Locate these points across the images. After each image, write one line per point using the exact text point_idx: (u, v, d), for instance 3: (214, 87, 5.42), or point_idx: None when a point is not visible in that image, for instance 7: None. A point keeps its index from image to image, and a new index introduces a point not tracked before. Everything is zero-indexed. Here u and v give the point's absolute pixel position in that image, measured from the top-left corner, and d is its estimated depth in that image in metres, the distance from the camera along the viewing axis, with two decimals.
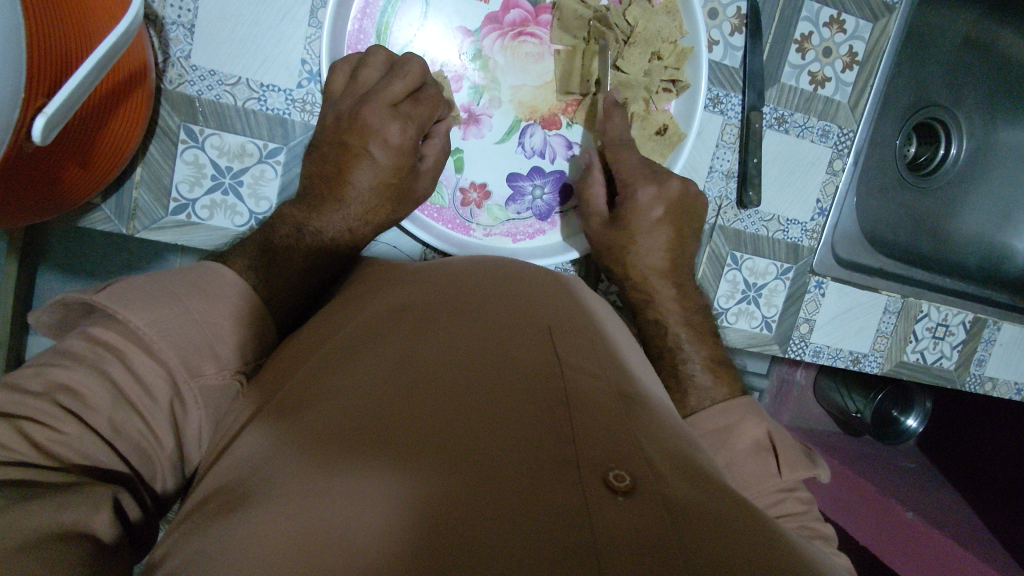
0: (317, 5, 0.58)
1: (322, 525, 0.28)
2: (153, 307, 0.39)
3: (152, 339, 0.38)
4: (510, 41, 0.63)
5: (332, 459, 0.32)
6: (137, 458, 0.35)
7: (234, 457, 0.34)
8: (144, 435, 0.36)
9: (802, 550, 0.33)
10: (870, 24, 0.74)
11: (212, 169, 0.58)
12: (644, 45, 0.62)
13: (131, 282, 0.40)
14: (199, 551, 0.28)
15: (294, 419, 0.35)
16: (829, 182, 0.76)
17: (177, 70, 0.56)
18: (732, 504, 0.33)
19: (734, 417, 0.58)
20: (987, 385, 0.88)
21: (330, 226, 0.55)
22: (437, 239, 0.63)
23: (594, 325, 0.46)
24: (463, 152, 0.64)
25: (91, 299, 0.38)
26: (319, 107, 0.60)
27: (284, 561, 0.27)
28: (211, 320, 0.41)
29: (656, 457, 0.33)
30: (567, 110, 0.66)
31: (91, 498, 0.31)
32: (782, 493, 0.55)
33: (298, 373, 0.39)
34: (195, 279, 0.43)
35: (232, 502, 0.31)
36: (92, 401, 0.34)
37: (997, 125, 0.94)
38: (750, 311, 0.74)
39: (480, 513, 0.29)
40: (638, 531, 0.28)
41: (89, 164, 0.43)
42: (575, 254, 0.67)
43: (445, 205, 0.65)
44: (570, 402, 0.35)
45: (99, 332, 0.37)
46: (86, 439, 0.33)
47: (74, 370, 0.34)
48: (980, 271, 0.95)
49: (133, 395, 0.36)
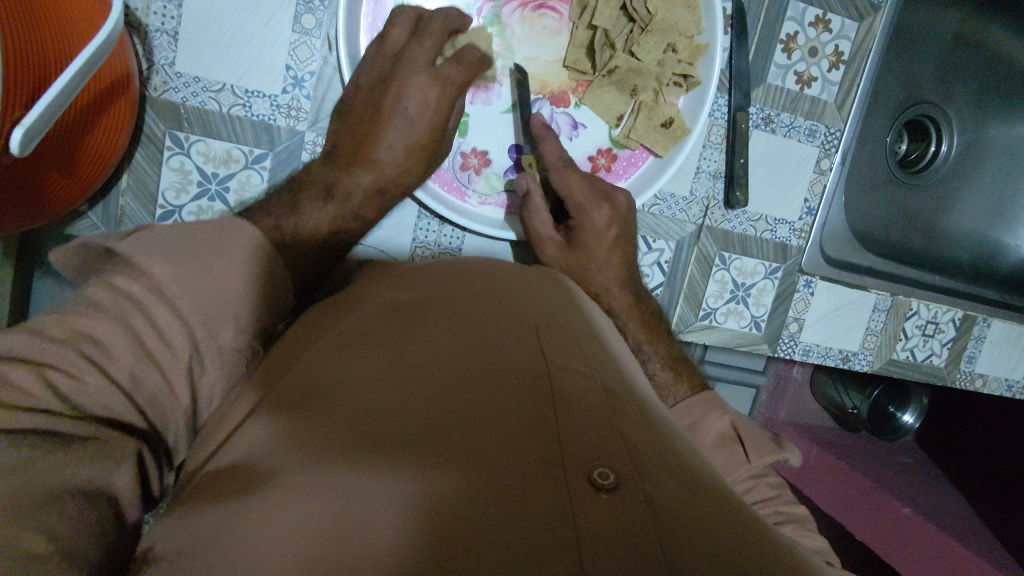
0: (300, 11, 0.58)
1: (318, 516, 0.29)
2: (176, 262, 0.39)
3: (174, 296, 0.38)
4: (529, 12, 0.63)
5: (328, 452, 0.32)
6: (152, 411, 0.37)
7: (234, 445, 0.35)
8: (162, 388, 0.37)
9: (787, 545, 0.33)
10: (856, 24, 0.74)
11: (198, 176, 0.58)
12: (660, 35, 0.62)
13: (153, 235, 0.40)
14: (194, 538, 0.29)
15: (296, 410, 0.35)
16: (816, 182, 0.76)
17: (161, 78, 0.56)
18: (714, 502, 0.33)
19: (696, 410, 0.61)
20: (977, 381, 0.90)
21: (360, 187, 0.55)
22: (433, 197, 0.63)
23: (584, 324, 0.45)
24: (469, 117, 0.64)
25: (113, 246, 0.39)
26: (305, 113, 0.60)
27: (281, 549, 0.27)
28: (229, 279, 0.41)
29: (642, 456, 0.33)
30: (578, 90, 0.66)
31: (110, 454, 0.33)
32: (750, 480, 0.57)
33: (298, 364, 0.39)
34: (215, 234, 0.42)
35: (230, 489, 0.31)
36: (111, 349, 0.35)
37: (987, 122, 0.94)
38: (739, 312, 0.75)
39: (471, 511, 0.29)
40: (621, 527, 0.29)
41: (72, 175, 0.44)
42: (510, 235, 0.66)
43: (444, 166, 0.64)
44: (558, 401, 0.35)
45: (124, 283, 0.37)
46: (102, 389, 0.34)
47: (99, 320, 0.35)
48: (971, 267, 0.95)
49: (157, 352, 0.37)
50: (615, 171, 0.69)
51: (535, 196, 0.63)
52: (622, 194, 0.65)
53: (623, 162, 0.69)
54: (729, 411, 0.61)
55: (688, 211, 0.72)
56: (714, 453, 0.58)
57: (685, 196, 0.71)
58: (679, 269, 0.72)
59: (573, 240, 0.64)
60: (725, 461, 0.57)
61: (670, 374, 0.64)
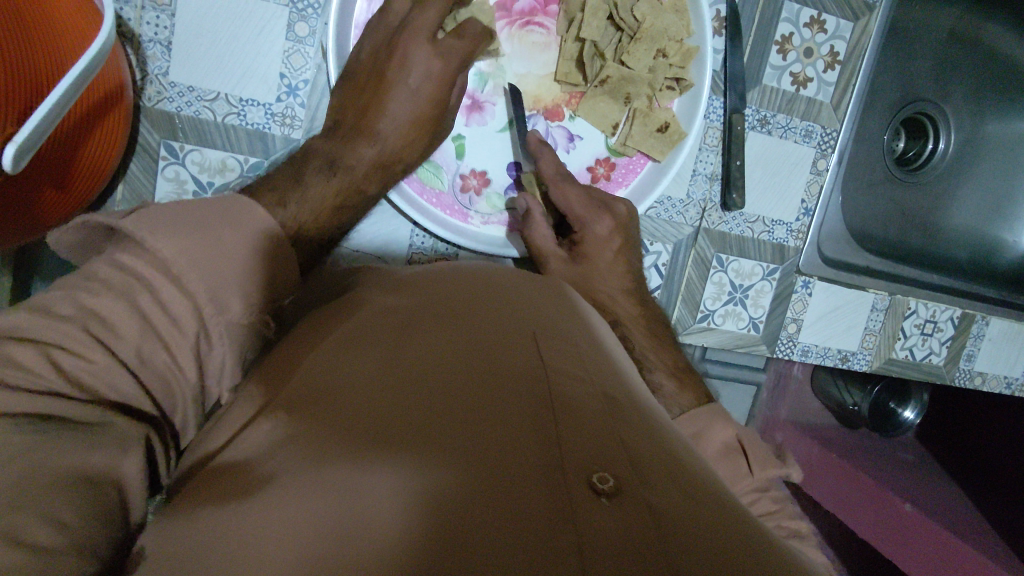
0: (293, 19, 0.58)
1: (315, 522, 0.29)
2: (182, 234, 0.39)
3: (182, 272, 0.38)
4: (517, 30, 0.63)
5: (326, 458, 0.32)
6: (160, 389, 0.37)
7: (231, 452, 0.34)
8: (170, 368, 0.37)
9: (787, 555, 0.33)
10: (851, 24, 0.74)
11: (194, 186, 0.58)
12: (650, 43, 0.61)
13: (157, 208, 0.40)
14: (193, 538, 0.29)
15: (293, 415, 0.35)
16: (813, 183, 0.76)
17: (155, 88, 0.55)
18: (713, 509, 0.33)
19: (698, 421, 0.59)
20: (977, 380, 0.91)
21: (362, 162, 0.55)
22: (435, 222, 0.63)
23: (581, 329, 0.45)
24: (464, 139, 0.65)
25: (115, 224, 0.38)
26: (299, 120, 0.60)
27: (277, 556, 0.27)
28: (238, 253, 0.41)
29: (642, 461, 0.33)
30: (571, 103, 0.66)
31: (119, 441, 0.32)
32: (753, 492, 0.55)
33: (296, 370, 0.40)
34: (222, 209, 0.43)
35: (229, 493, 0.31)
36: (120, 329, 0.35)
37: (984, 119, 0.94)
38: (737, 313, 0.75)
39: (470, 516, 0.29)
40: (621, 531, 0.29)
41: (67, 186, 0.44)
42: (514, 253, 0.66)
43: (444, 190, 0.64)
44: (557, 405, 0.35)
45: (127, 259, 0.37)
46: (111, 369, 0.34)
47: (101, 297, 0.35)
48: (969, 264, 0.95)
49: (162, 326, 0.37)
50: (614, 179, 0.69)
51: (536, 214, 0.64)
52: (625, 206, 0.65)
53: (621, 169, 0.69)
54: (731, 422, 0.59)
55: (684, 214, 0.72)
56: (717, 464, 0.56)
57: (681, 199, 0.71)
58: (677, 272, 0.72)
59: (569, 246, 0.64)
60: (725, 471, 0.55)
61: (674, 385, 0.62)
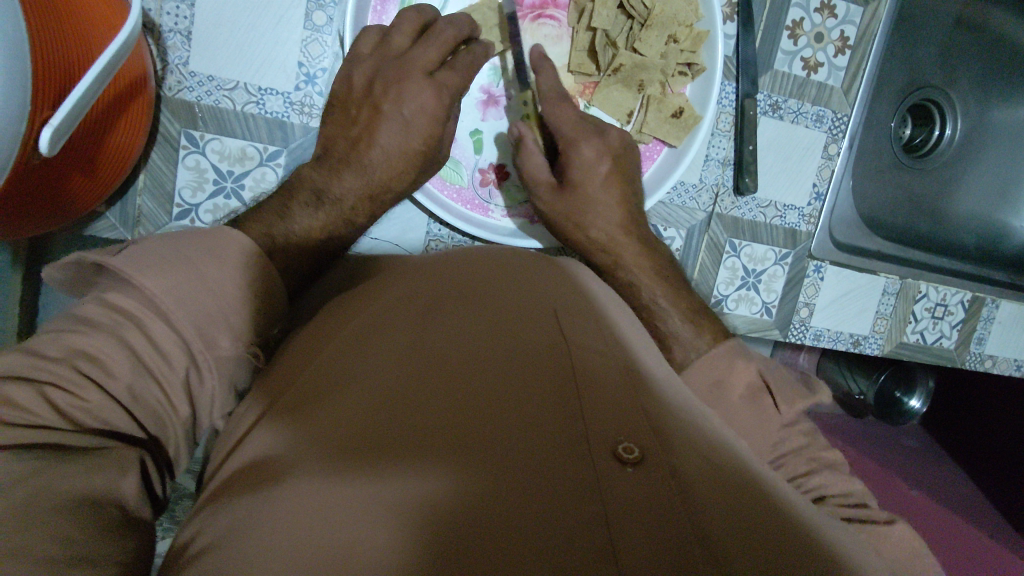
0: (310, 8, 0.58)
1: (343, 508, 0.29)
2: (165, 272, 0.38)
3: (168, 309, 0.37)
4: (529, 23, 0.63)
5: (351, 444, 0.33)
6: (152, 424, 0.37)
7: (244, 451, 0.35)
8: (161, 403, 0.37)
9: (812, 523, 0.33)
10: (861, 9, 0.74)
11: (214, 174, 0.59)
12: (661, 28, 0.62)
13: (147, 246, 0.40)
14: (231, 527, 0.30)
15: (318, 403, 0.36)
16: (824, 167, 0.76)
17: (175, 77, 0.56)
18: (737, 474, 0.33)
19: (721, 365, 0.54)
20: (987, 363, 0.91)
21: (351, 194, 0.54)
22: (457, 215, 0.63)
23: (597, 305, 0.46)
24: (482, 133, 0.65)
25: (102, 260, 0.38)
26: (317, 108, 0.60)
27: (307, 543, 0.28)
28: (225, 287, 0.41)
29: (666, 431, 0.34)
30: (585, 92, 0.66)
31: (116, 462, 0.33)
32: None
33: (320, 358, 0.40)
34: (207, 243, 0.42)
35: (257, 483, 0.32)
36: (112, 368, 0.35)
37: (990, 105, 0.94)
38: (750, 298, 0.76)
39: (497, 494, 0.30)
40: (646, 499, 0.29)
41: (91, 176, 0.44)
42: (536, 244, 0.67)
43: (463, 184, 0.65)
44: (578, 380, 0.36)
45: (115, 297, 0.37)
46: (104, 405, 0.34)
47: (92, 336, 0.35)
48: (977, 250, 0.96)
49: (150, 362, 0.37)
50: None
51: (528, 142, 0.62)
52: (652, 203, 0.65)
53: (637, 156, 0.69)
54: None
55: (697, 199, 0.72)
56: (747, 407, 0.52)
57: (694, 184, 0.71)
58: (692, 257, 0.73)
59: (579, 242, 0.64)
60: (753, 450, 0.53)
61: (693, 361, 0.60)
